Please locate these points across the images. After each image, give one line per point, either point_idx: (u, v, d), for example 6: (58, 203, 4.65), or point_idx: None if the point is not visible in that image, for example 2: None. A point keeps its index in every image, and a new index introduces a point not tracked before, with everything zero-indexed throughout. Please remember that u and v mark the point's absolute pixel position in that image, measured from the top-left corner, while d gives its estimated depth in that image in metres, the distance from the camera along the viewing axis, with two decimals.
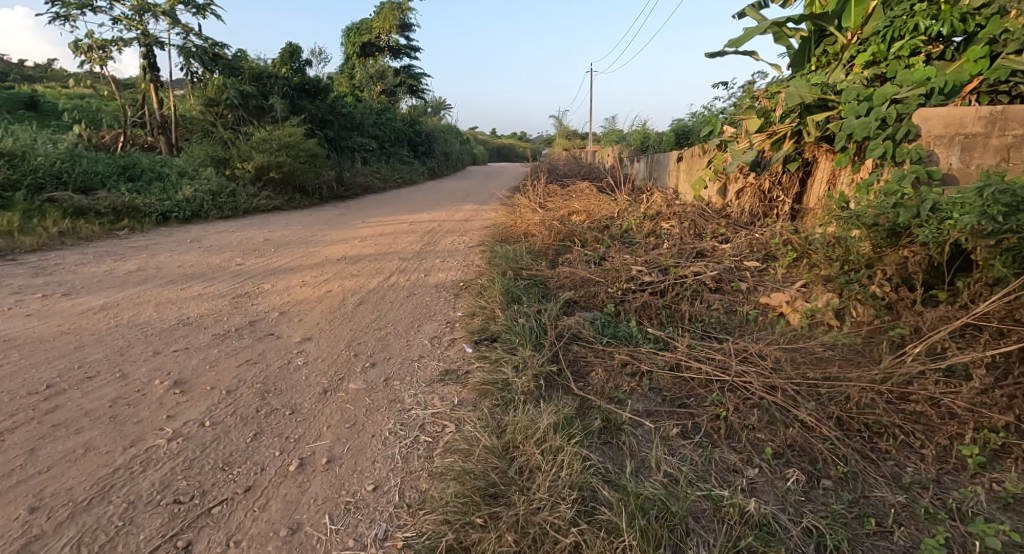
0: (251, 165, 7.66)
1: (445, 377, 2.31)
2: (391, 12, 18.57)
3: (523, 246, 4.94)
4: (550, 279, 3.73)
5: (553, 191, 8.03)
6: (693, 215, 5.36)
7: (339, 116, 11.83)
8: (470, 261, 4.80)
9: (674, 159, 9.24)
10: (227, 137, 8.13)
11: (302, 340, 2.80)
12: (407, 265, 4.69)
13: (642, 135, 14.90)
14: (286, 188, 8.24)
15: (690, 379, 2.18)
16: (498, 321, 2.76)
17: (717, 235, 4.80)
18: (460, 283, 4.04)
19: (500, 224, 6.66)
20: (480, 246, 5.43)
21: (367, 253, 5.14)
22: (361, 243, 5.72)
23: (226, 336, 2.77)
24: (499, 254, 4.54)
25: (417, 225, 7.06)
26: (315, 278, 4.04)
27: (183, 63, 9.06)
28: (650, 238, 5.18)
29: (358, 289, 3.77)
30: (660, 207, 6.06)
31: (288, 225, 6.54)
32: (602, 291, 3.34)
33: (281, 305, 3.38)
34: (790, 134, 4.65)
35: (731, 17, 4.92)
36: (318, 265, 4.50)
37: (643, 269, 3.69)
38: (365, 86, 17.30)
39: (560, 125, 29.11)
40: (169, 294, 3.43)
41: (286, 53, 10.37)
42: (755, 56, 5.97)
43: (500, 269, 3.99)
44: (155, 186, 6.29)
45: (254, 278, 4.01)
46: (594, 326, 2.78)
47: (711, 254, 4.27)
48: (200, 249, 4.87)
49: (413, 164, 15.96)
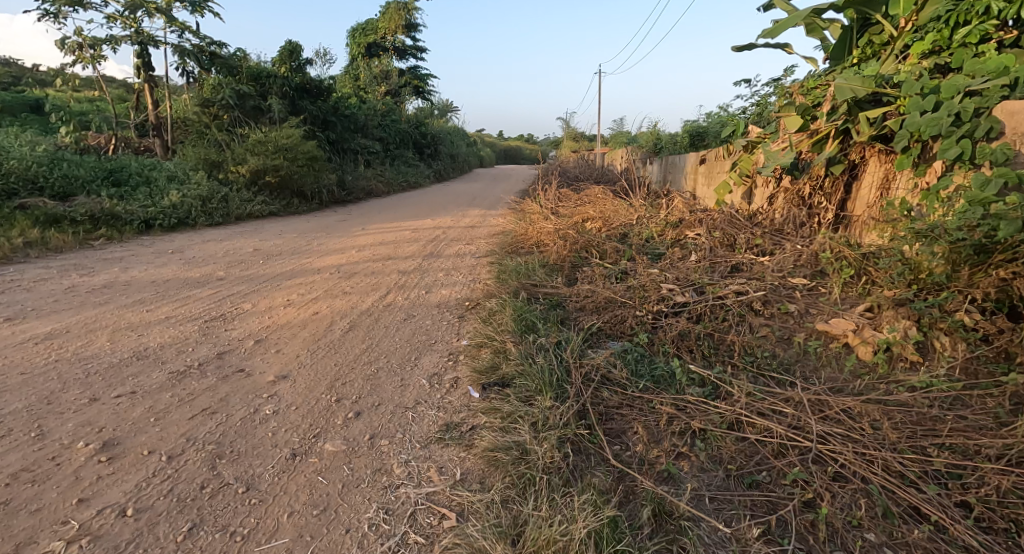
0: (246, 169, 7.28)
1: (445, 437, 1.86)
2: (398, 12, 18.23)
3: (535, 259, 4.48)
4: (568, 301, 3.27)
5: (564, 195, 7.57)
6: (722, 223, 4.88)
7: (342, 117, 11.44)
8: (477, 276, 4.34)
9: (693, 161, 8.77)
10: (221, 139, 7.75)
11: (277, 380, 2.34)
12: (407, 279, 4.24)
13: (654, 136, 14.40)
14: (284, 193, 7.86)
15: (757, 444, 1.70)
16: (512, 358, 2.30)
17: (752, 246, 4.31)
18: (465, 302, 3.59)
19: (509, 231, 6.20)
20: (487, 258, 4.98)
21: (364, 265, 4.70)
22: (358, 253, 5.30)
23: (185, 373, 2.32)
24: (510, 268, 4.07)
25: (420, 233, 6.63)
26: (303, 296, 3.61)
27: (178, 63, 8.72)
28: (676, 250, 4.70)
29: (350, 311, 3.32)
30: (685, 215, 5.57)
31: (282, 232, 6.13)
32: (630, 317, 2.87)
33: (260, 331, 2.94)
34: (835, 133, 4.15)
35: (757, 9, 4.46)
36: (307, 280, 4.06)
37: (676, 290, 3.22)
38: (370, 86, 16.94)
39: (567, 128, 28.74)
40: (132, 317, 3.00)
41: (286, 51, 9.98)
42: (786, 49, 5.49)
43: (510, 287, 3.54)
44: (141, 192, 5.90)
45: (235, 297, 3.58)
46: (626, 363, 2.31)
47: (750, 269, 3.78)
48: (181, 262, 4.46)
49: (418, 166, 15.56)
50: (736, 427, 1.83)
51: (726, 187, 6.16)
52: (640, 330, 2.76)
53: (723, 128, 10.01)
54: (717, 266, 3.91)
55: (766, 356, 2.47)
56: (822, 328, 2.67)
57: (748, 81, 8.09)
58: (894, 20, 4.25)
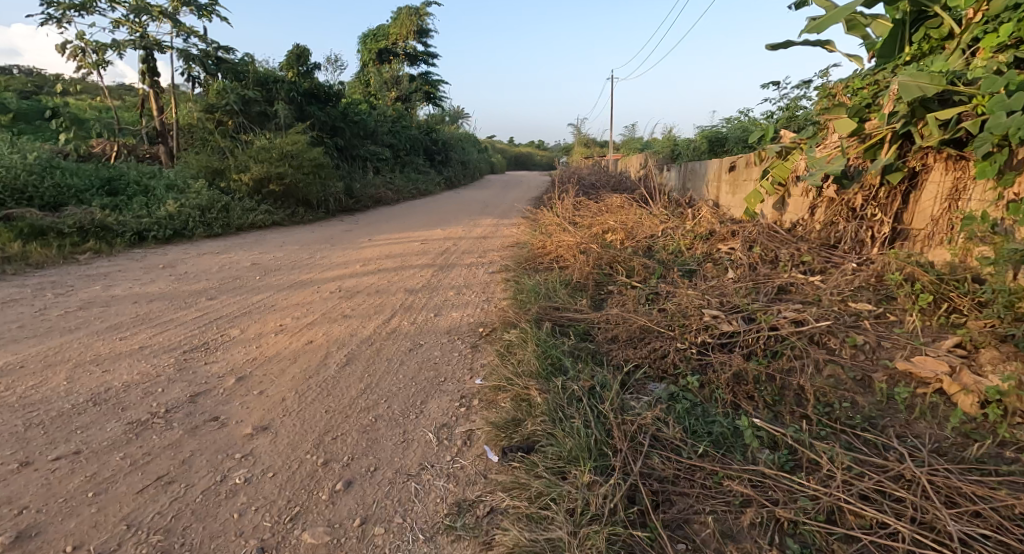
0: (249, 177, 6.98)
1: (458, 524, 1.47)
2: (409, 17, 18.07)
3: (555, 277, 4.07)
4: (598, 330, 2.87)
5: (582, 204, 7.18)
6: (761, 237, 4.47)
7: (351, 124, 11.15)
8: (492, 296, 3.94)
9: (716, 168, 8.35)
10: (225, 146, 7.47)
11: (255, 433, 1.94)
12: (414, 299, 3.86)
13: (670, 142, 13.95)
14: (288, 201, 7.54)
15: (873, 547, 1.31)
16: (538, 410, 1.89)
17: (797, 263, 3.87)
18: (479, 328, 3.20)
19: (525, 244, 5.80)
20: (502, 275, 4.58)
21: (368, 282, 4.33)
22: (363, 268, 4.95)
23: (145, 424, 1.94)
24: (529, 290, 3.67)
25: (429, 245, 6.26)
26: (298, 320, 3.24)
27: (183, 68, 8.49)
28: (710, 269, 4.28)
29: (349, 339, 2.93)
30: (716, 228, 5.16)
31: (284, 244, 5.81)
32: (672, 351, 2.47)
33: (244, 365, 2.55)
34: (892, 138, 3.71)
35: (789, 6, 4.08)
36: (305, 301, 3.69)
37: (722, 318, 2.80)
38: (380, 93, 16.73)
39: (579, 134, 28.48)
40: (100, 347, 2.63)
41: (293, 56, 9.74)
42: (828, 47, 5.07)
43: (530, 311, 3.14)
44: (136, 201, 5.60)
45: (224, 321, 3.22)
46: (677, 417, 1.91)
47: (800, 292, 3.34)
48: (171, 278, 4.13)
49: (429, 173, 15.28)
50: (834, 517, 1.43)
51: (758, 197, 5.74)
52: (684, 367, 2.36)
53: (746, 133, 9.55)
54: (762, 287, 3.47)
55: (844, 404, 2.05)
56: (905, 369, 2.24)
57: (776, 83, 7.62)
58: (957, 12, 3.79)
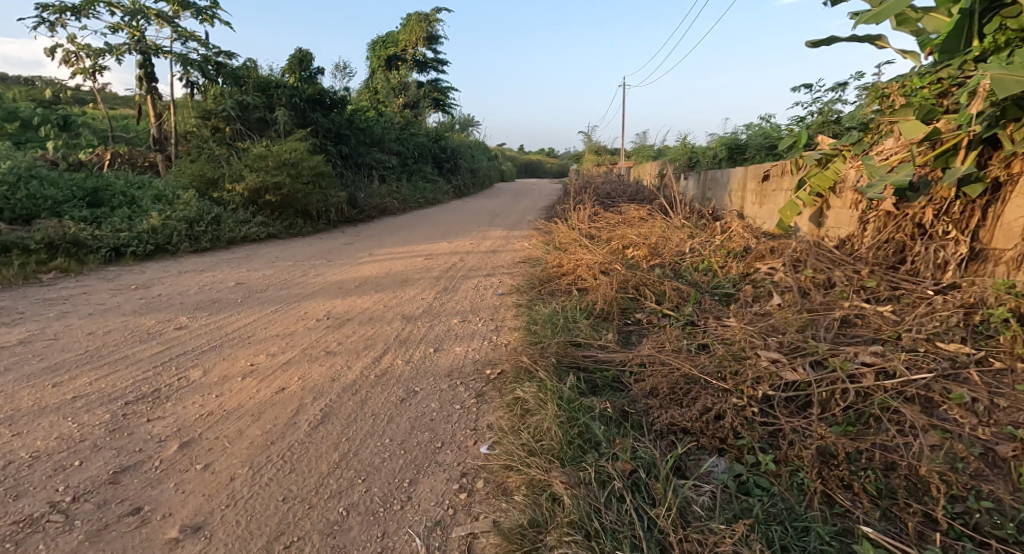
0: (244, 187, 6.59)
1: None
2: (418, 24, 17.85)
3: (574, 303, 3.56)
4: (631, 378, 2.37)
5: (598, 216, 6.69)
6: (809, 257, 3.94)
7: (356, 131, 10.76)
8: (501, 326, 3.43)
9: (741, 176, 7.84)
10: (220, 154, 7.09)
11: (182, 537, 1.45)
12: (413, 328, 3.38)
13: (686, 149, 13.33)
14: (286, 213, 7.14)
15: None
16: (565, 517, 1.40)
17: (857, 288, 3.32)
18: (486, 369, 2.70)
19: (538, 261, 5.30)
20: (513, 299, 4.07)
21: (362, 306, 3.86)
22: (358, 289, 4.48)
23: (36, 523, 1.45)
24: (545, 321, 3.18)
25: (433, 260, 5.81)
26: (272, 358, 2.76)
27: (181, 73, 8.17)
28: (750, 296, 3.77)
29: (330, 384, 2.44)
30: (753, 246, 4.64)
31: (277, 260, 5.38)
32: (728, 412, 1.97)
33: (194, 423, 2.06)
34: (971, 144, 3.18)
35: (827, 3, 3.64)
36: (287, 331, 3.22)
37: (785, 364, 2.29)
38: (387, 99, 16.42)
39: (589, 141, 28.06)
40: (24, 398, 2.16)
41: (294, 60, 9.37)
42: (878, 42, 4.58)
43: (546, 351, 2.64)
44: (119, 213, 5.20)
45: (187, 358, 2.75)
46: (757, 523, 1.40)
47: (868, 327, 2.81)
48: (140, 302, 3.68)
49: (437, 181, 14.88)
50: None
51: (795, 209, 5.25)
52: (748, 435, 1.84)
53: (771, 140, 9.00)
54: (818, 319, 2.94)
55: (979, 499, 1.51)
56: None
57: (807, 85, 7.31)
58: None
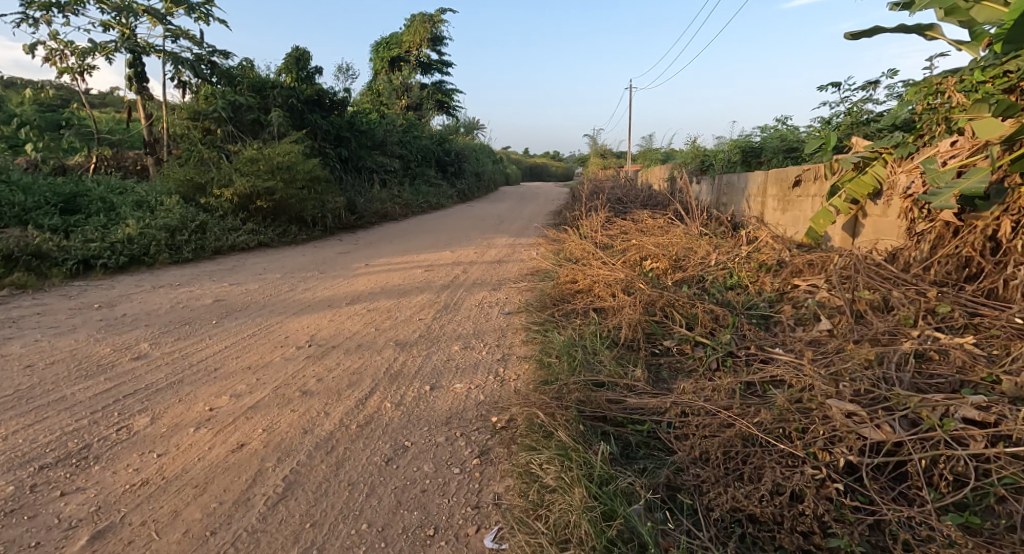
0: (232, 192, 6.17)
1: None
2: (423, 25, 17.53)
3: (592, 327, 3.11)
4: (673, 436, 1.92)
5: (611, 224, 6.26)
6: (857, 274, 3.47)
7: (356, 133, 10.37)
8: (509, 356, 2.99)
9: (760, 181, 7.39)
10: (210, 157, 6.70)
11: None
12: (407, 357, 2.94)
13: (697, 152, 12.89)
14: (279, 220, 6.75)
15: None
16: None
17: (924, 313, 2.84)
18: (490, 416, 2.26)
19: (548, 274, 4.86)
20: (522, 320, 3.63)
21: (351, 328, 3.42)
22: (349, 306, 4.04)
23: None
24: (561, 352, 2.72)
25: (434, 272, 5.38)
26: (236, 400, 2.30)
27: (173, 72, 7.79)
28: (792, 320, 3.31)
29: (299, 439, 1.99)
30: (787, 259, 4.17)
31: (264, 273, 4.98)
32: (809, 496, 1.53)
33: (118, 499, 1.61)
34: None
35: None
36: (261, 362, 2.78)
37: (868, 421, 1.82)
38: (390, 101, 16.08)
39: (595, 145, 27.67)
40: None
41: (292, 59, 8.97)
42: (930, 33, 4.14)
43: (565, 396, 2.20)
44: (93, 222, 4.80)
45: (135, 399, 2.30)
46: None
47: (950, 365, 2.33)
48: (99, 322, 3.24)
49: (441, 185, 14.51)
50: None
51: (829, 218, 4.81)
52: (843, 534, 1.42)
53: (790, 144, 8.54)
54: (885, 352, 2.47)
55: None
56: None
57: (835, 85, 6.86)
58: None
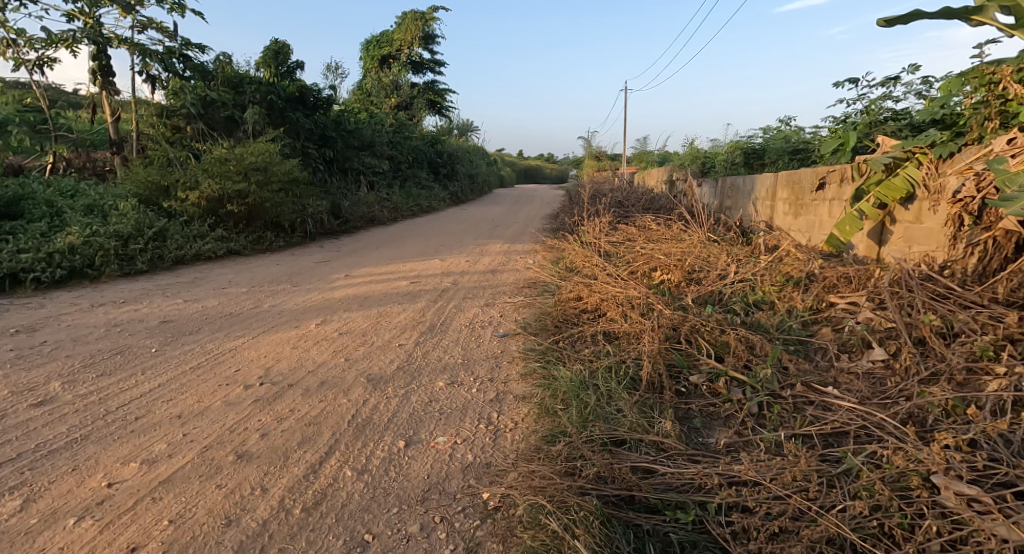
0: (199, 195, 5.61)
1: None
2: (414, 22, 17.01)
3: (604, 358, 2.60)
4: (728, 531, 1.43)
5: (615, 230, 5.76)
6: (909, 291, 2.98)
7: (343, 133, 9.82)
8: (505, 396, 2.47)
9: (769, 183, 6.93)
10: (176, 157, 6.15)
11: None
12: (380, 399, 2.41)
13: (696, 154, 12.45)
14: (254, 225, 6.22)
15: None
16: None
17: (1005, 344, 2.34)
18: (481, 488, 1.74)
19: (547, 288, 4.35)
20: (520, 346, 3.12)
21: (316, 358, 2.87)
22: (319, 326, 3.49)
23: None
24: (570, 395, 2.22)
25: (420, 284, 4.86)
26: (146, 468, 1.75)
27: (141, 66, 7.23)
28: (837, 348, 2.82)
29: (216, 536, 1.45)
30: (819, 272, 3.67)
31: (228, 286, 4.44)
32: None
33: None
34: None
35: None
36: (194, 408, 2.22)
37: (999, 513, 1.29)
38: (379, 101, 15.56)
39: (590, 147, 27.25)
40: None
41: (271, 53, 8.43)
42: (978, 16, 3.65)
43: (581, 466, 1.70)
44: (32, 229, 4.24)
45: (12, 469, 1.75)
46: None
47: None
48: (9, 353, 2.69)
49: (433, 187, 13.99)
50: None
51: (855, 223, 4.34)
52: None
53: (799, 144, 8.08)
54: (974, 398, 1.97)
55: None
56: None
57: (852, 81, 6.40)
58: None
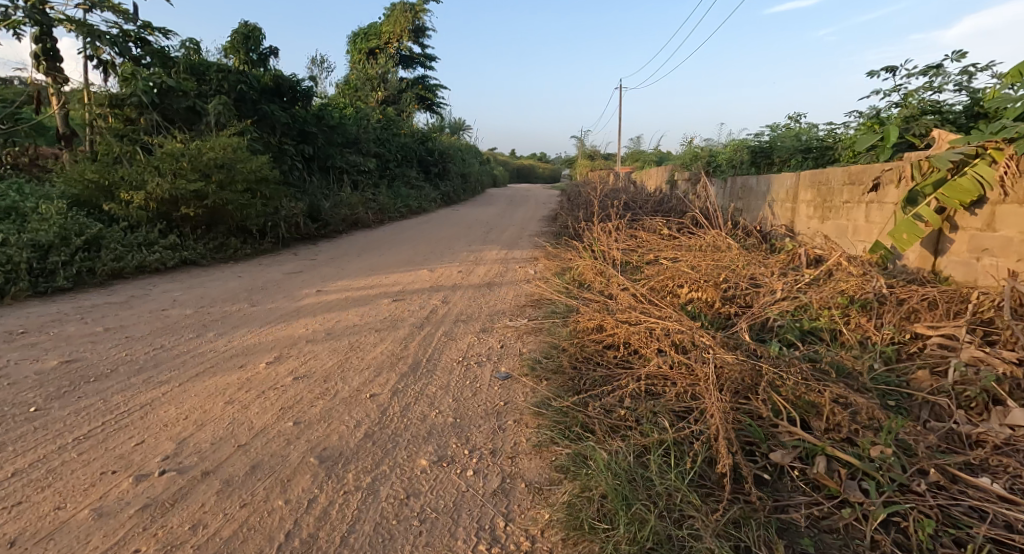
0: (145, 197, 4.83)
1: None
2: (402, 14, 16.20)
3: (651, 427, 1.87)
4: None
5: (627, 235, 5.03)
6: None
7: (324, 128, 9.04)
8: (515, 486, 1.74)
9: (791, 183, 6.22)
10: (124, 152, 5.36)
11: None
12: (332, 494, 1.66)
13: (701, 151, 11.77)
14: (215, 230, 5.45)
15: None
16: None
17: None
18: None
19: (555, 309, 3.62)
20: (528, 397, 2.38)
21: (254, 420, 2.11)
22: (270, 366, 2.74)
23: None
24: (613, 500, 1.50)
25: (403, 301, 4.10)
26: None
27: (91, 50, 6.42)
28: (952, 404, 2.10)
29: None
30: (894, 293, 2.97)
31: (169, 307, 3.66)
32: None
33: None
34: None
35: None
36: (44, 524, 1.46)
37: None
38: (366, 96, 14.77)
39: (585, 146, 26.59)
40: None
41: (240, 37, 7.61)
42: None
43: None
44: None
45: None
46: None
47: None
48: None
49: (423, 187, 13.22)
50: None
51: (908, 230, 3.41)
52: None
53: (820, 141, 7.41)
54: None
55: None
56: None
57: (886, 69, 5.72)
58: None
